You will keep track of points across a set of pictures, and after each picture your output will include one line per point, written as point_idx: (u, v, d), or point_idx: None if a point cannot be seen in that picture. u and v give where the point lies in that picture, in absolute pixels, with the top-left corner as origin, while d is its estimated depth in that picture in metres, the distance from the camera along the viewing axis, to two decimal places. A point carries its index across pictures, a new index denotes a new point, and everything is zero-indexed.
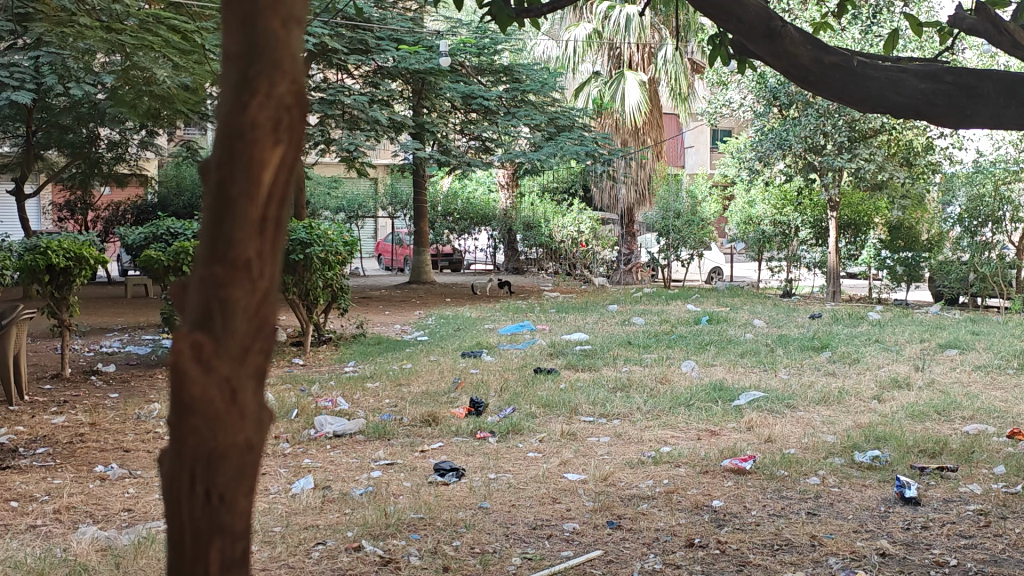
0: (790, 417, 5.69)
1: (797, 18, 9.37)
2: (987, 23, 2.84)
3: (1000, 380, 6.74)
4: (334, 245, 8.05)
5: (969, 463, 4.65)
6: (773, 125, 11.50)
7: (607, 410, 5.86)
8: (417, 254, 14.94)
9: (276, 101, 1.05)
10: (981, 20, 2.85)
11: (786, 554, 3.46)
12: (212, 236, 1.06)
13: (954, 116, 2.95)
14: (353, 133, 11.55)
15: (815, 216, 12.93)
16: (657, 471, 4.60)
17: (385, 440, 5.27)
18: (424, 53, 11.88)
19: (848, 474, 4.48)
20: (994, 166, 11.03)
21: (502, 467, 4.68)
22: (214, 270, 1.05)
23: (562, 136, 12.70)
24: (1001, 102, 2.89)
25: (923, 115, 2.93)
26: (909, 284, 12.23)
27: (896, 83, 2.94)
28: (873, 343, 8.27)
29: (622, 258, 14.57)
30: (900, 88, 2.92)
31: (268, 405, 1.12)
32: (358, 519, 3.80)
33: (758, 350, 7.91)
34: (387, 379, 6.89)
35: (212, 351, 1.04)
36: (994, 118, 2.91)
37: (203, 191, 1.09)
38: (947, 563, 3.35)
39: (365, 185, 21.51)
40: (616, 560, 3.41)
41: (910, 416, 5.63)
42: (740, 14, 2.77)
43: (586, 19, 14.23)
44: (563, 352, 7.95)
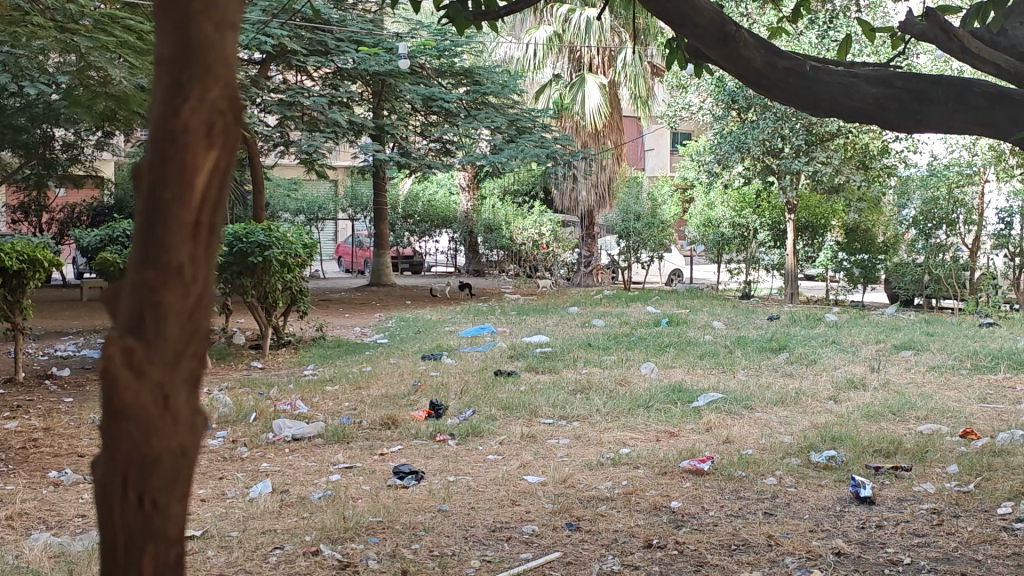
0: (747, 418, 5.75)
1: (754, 23, 9.48)
2: (938, 29, 2.84)
3: (953, 379, 6.84)
4: (294, 248, 8.02)
5: (923, 463, 4.70)
6: (731, 128, 11.61)
7: (566, 412, 5.88)
8: (377, 256, 14.92)
9: (209, 105, 1.04)
10: (930, 26, 2.85)
11: (743, 554, 3.49)
12: (143, 241, 1.05)
13: (906, 121, 2.95)
14: (312, 135, 11.49)
15: (772, 218, 13.07)
16: (615, 473, 4.62)
17: (344, 443, 5.25)
18: (383, 55, 11.83)
19: (804, 474, 4.53)
20: (948, 170, 11.02)
21: (461, 470, 4.68)
22: (146, 274, 1.04)
23: (523, 138, 12.72)
24: (951, 107, 2.89)
25: (875, 119, 2.94)
26: (866, 286, 12.41)
27: (848, 88, 2.95)
28: (829, 344, 8.39)
29: (583, 260, 14.85)
30: (852, 93, 2.93)
31: (202, 410, 1.11)
32: (316, 523, 3.78)
33: (717, 351, 7.98)
34: (347, 382, 6.87)
35: (144, 355, 1.03)
36: (946, 123, 2.92)
37: (135, 195, 1.07)
38: (901, 561, 3.39)
39: (326, 186, 21.45)
40: (575, 561, 3.42)
41: (866, 417, 5.70)
42: (695, 17, 2.78)
43: (546, 21, 14.27)
44: (524, 354, 7.98)
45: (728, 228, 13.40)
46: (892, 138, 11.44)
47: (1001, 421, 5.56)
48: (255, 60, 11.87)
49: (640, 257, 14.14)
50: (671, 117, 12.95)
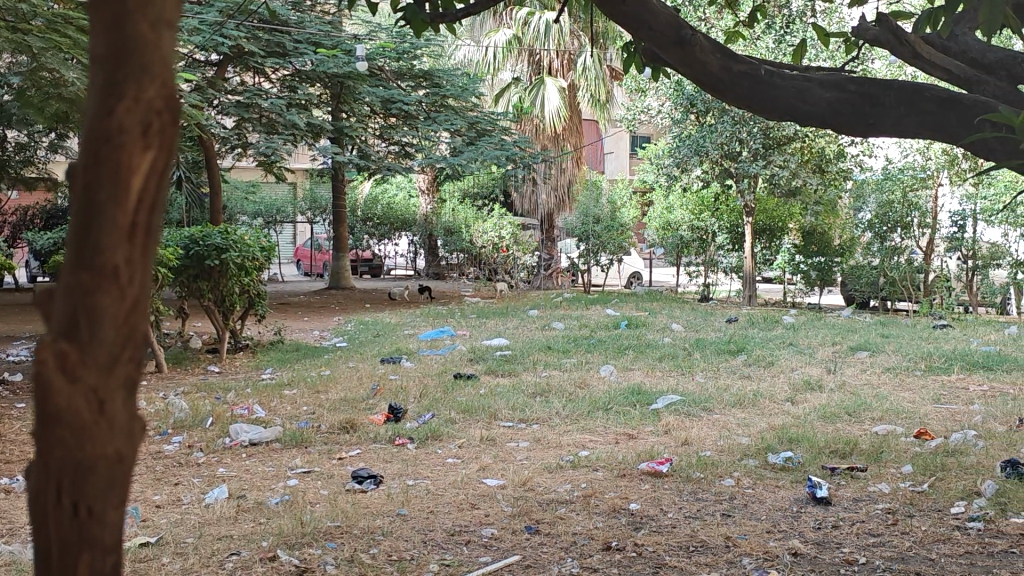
0: (706, 419, 5.79)
1: (712, 27, 9.56)
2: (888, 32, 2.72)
3: (909, 380, 6.93)
4: (251, 251, 7.97)
5: (878, 463, 4.75)
6: (689, 132, 11.69)
7: (526, 415, 5.88)
8: (336, 259, 14.84)
9: (145, 105, 0.97)
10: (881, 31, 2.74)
11: (701, 555, 3.50)
12: (76, 243, 0.99)
13: (860, 127, 2.78)
14: (270, 137, 11.41)
15: (730, 222, 13.21)
16: (574, 475, 4.62)
17: (302, 447, 5.22)
18: (342, 57, 11.77)
19: (762, 475, 4.56)
20: (903, 173, 11.29)
21: (420, 473, 4.67)
22: (80, 276, 0.98)
23: (482, 141, 12.71)
24: (901, 110, 2.70)
25: (829, 125, 2.79)
26: (822, 289, 12.56)
27: (803, 93, 2.82)
28: (787, 345, 8.48)
29: (543, 263, 14.88)
30: (806, 97, 2.80)
31: (141, 414, 1.06)
32: (273, 529, 3.75)
33: (675, 354, 8.02)
34: (306, 386, 6.82)
35: (77, 360, 0.99)
36: (900, 128, 2.74)
37: (68, 194, 1.01)
38: (856, 561, 3.41)
39: (284, 189, 21.33)
40: (534, 565, 3.42)
41: (822, 417, 5.76)
42: (650, 21, 2.73)
43: (505, 24, 14.28)
44: (483, 357, 7.97)
45: (687, 231, 13.56)
46: (847, 143, 11.49)
47: (954, 421, 5.64)
48: (212, 61, 11.77)
49: (599, 259, 14.21)
50: (630, 121, 13.00)
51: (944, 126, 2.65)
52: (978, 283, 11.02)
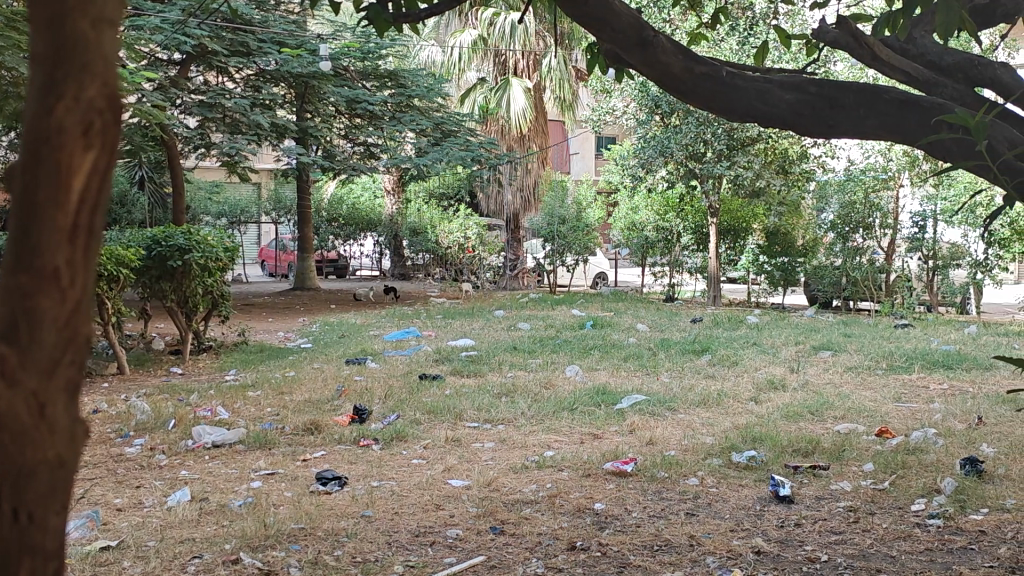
0: (671, 419, 5.81)
1: (676, 29, 9.62)
2: (848, 35, 2.58)
3: (870, 379, 7.00)
4: (214, 251, 7.90)
5: (840, 461, 4.80)
6: (654, 133, 11.73)
7: (491, 415, 5.88)
8: (301, 260, 14.76)
9: (85, 105, 0.94)
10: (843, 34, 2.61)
11: (665, 555, 3.51)
12: (13, 243, 0.95)
13: (819, 128, 2.64)
14: (234, 137, 11.32)
15: (696, 222, 13.29)
16: (540, 476, 4.62)
17: (267, 449, 5.18)
18: (306, 57, 11.71)
19: (726, 474, 4.59)
20: (864, 175, 11.43)
21: (385, 475, 4.65)
22: (18, 278, 0.95)
23: (448, 141, 12.69)
24: (861, 112, 2.56)
25: (788, 126, 2.64)
26: (786, 289, 12.66)
27: (763, 94, 2.65)
28: (751, 345, 8.52)
29: (509, 264, 14.79)
30: (767, 98, 2.63)
31: (81, 417, 1.02)
32: (236, 531, 3.72)
33: (641, 354, 8.04)
34: (270, 388, 6.77)
35: (16, 363, 0.95)
36: (859, 129, 2.61)
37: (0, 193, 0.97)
38: (818, 559, 3.44)
39: (249, 189, 21.20)
40: (499, 565, 3.42)
41: (785, 417, 5.80)
42: (615, 23, 2.52)
43: (471, 25, 14.27)
44: (449, 358, 7.95)
45: (652, 232, 13.60)
46: (810, 144, 11.58)
47: (915, 420, 5.70)
48: (175, 60, 11.69)
49: (565, 260, 14.24)
50: (596, 121, 13.03)
51: (905, 129, 2.55)
52: (938, 283, 11.20)
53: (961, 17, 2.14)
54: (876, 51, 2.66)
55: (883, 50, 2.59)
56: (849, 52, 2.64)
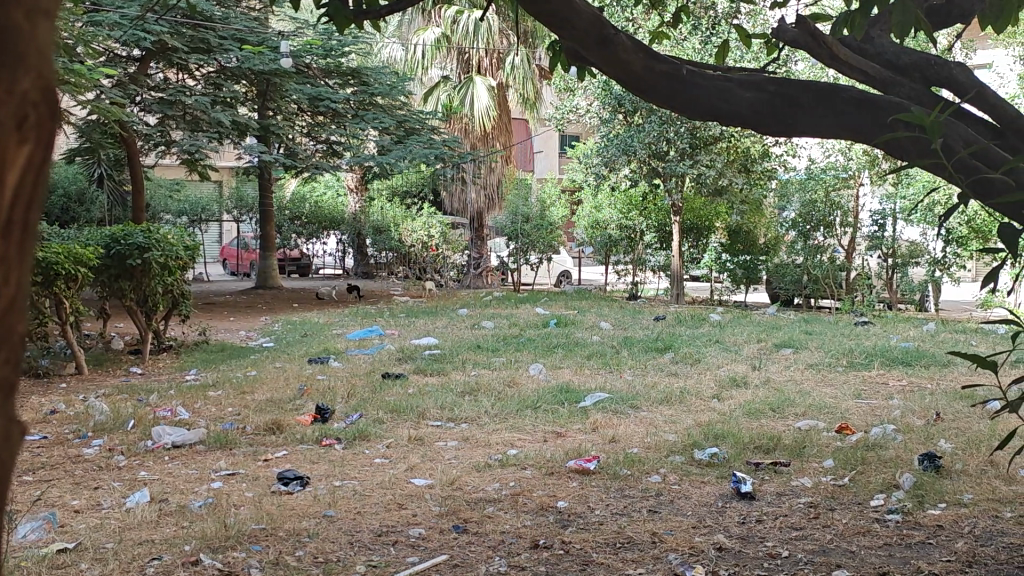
0: (634, 417, 5.82)
1: (639, 28, 9.65)
2: (807, 35, 2.46)
3: (831, 376, 7.07)
4: (174, 250, 7.81)
5: (801, 457, 4.83)
6: (617, 131, 11.76)
7: (455, 414, 5.86)
8: (263, 259, 14.65)
9: (20, 94, 0.77)
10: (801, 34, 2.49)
11: (628, 552, 3.52)
12: None
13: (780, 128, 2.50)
14: (195, 135, 11.20)
15: (659, 221, 13.36)
16: (503, 474, 4.61)
17: (228, 450, 5.13)
18: (268, 54, 11.63)
19: (688, 471, 4.61)
20: (825, 174, 11.60)
21: (347, 475, 4.62)
22: None
23: (411, 139, 12.66)
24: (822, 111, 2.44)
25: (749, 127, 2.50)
26: (748, 287, 12.74)
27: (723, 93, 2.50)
28: (714, 343, 8.55)
29: (473, 263, 14.91)
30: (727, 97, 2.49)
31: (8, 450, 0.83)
32: (196, 532, 3.68)
33: (604, 352, 8.05)
34: (231, 388, 6.71)
35: None
36: (817, 129, 2.46)
37: None
38: (779, 555, 3.46)
39: (210, 188, 21.01)
40: (462, 564, 3.41)
41: (748, 414, 5.82)
42: (573, 18, 2.40)
43: (434, 23, 14.24)
44: (412, 356, 7.92)
45: (616, 230, 13.63)
46: (771, 143, 11.66)
47: (874, 416, 5.75)
48: (135, 57, 11.56)
49: (529, 258, 14.25)
50: (559, 120, 13.04)
51: (857, 127, 2.38)
52: (897, 280, 11.31)
53: (917, 17, 2.12)
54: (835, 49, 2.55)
55: (842, 50, 2.48)
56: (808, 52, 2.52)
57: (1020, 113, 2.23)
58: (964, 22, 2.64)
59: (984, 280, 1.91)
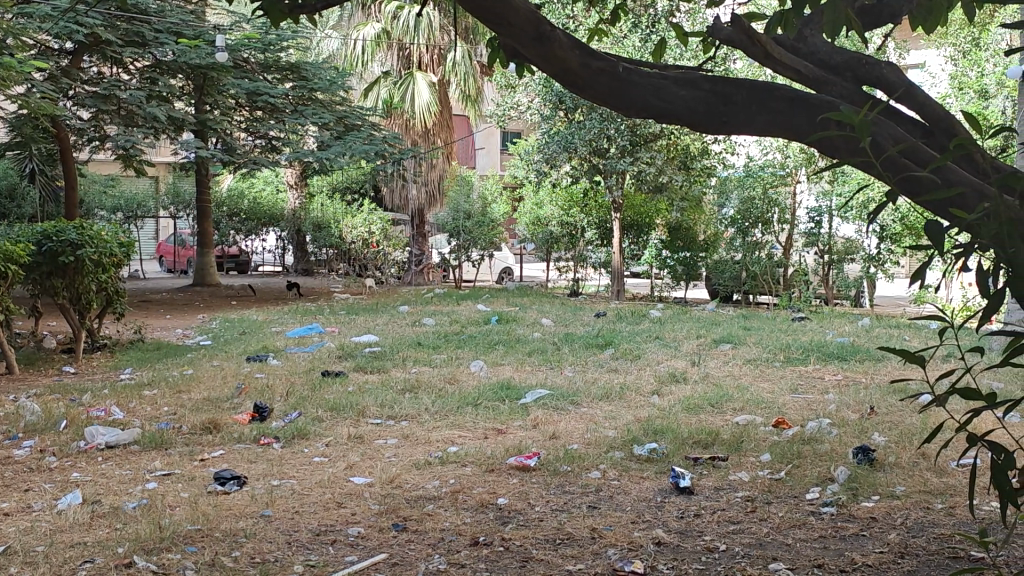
0: (573, 413, 5.84)
1: (580, 25, 9.66)
2: (741, 34, 2.29)
3: (768, 371, 7.15)
4: (108, 246, 7.66)
5: (738, 452, 4.87)
6: (558, 128, 11.76)
7: (394, 411, 5.84)
8: (201, 256, 14.47)
9: None
10: (735, 31, 2.32)
11: (567, 548, 3.52)
12: None
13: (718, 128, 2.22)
14: (129, 130, 10.99)
15: (600, 218, 13.44)
16: (442, 472, 4.59)
17: (162, 450, 5.05)
18: (204, 47, 11.42)
19: (627, 467, 4.63)
20: (763, 171, 11.68)
21: (285, 474, 4.57)
22: None
23: (351, 136, 12.55)
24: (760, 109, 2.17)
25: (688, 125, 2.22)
26: (688, 283, 12.87)
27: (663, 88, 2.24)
28: (652, 339, 8.63)
29: (414, 260, 14.72)
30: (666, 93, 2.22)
31: None
32: (130, 534, 3.61)
33: (545, 349, 8.06)
34: (166, 387, 6.60)
35: None
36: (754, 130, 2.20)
37: None
38: (717, 549, 3.49)
39: (145, 184, 20.66)
40: (401, 563, 3.38)
41: (686, 409, 5.87)
42: (508, 14, 2.13)
43: (373, 18, 14.15)
44: (352, 354, 7.87)
45: (557, 227, 13.66)
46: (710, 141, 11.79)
47: (810, 410, 5.83)
48: (67, 50, 11.36)
49: (470, 255, 14.27)
50: (500, 116, 13.02)
51: (792, 127, 2.11)
52: (833, 276, 11.73)
53: (847, 16, 2.11)
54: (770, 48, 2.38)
55: (775, 48, 2.34)
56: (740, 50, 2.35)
57: (949, 113, 2.23)
58: (893, 23, 2.64)
59: (912, 279, 1.92)
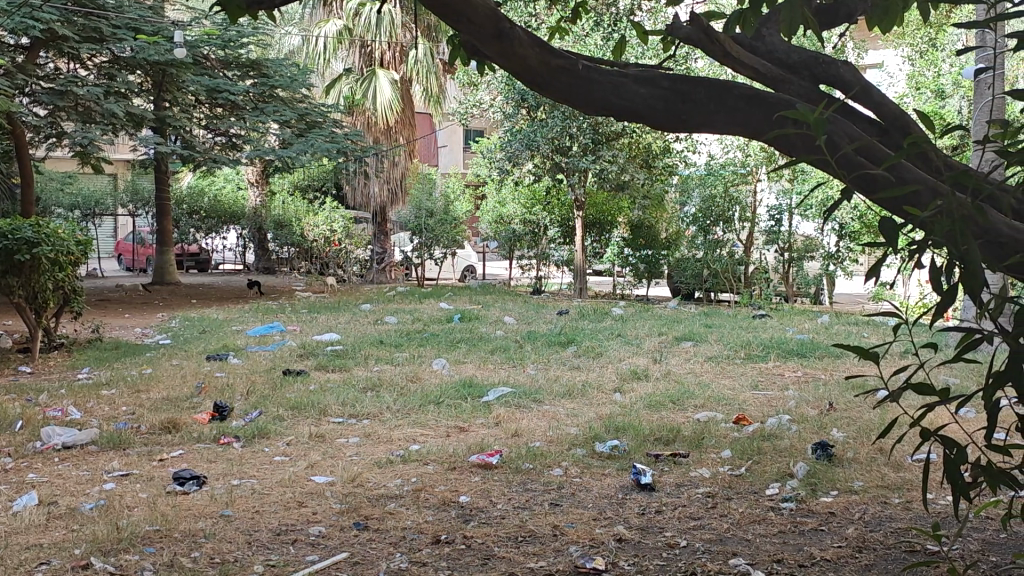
0: (537, 410, 5.86)
1: (542, 22, 9.65)
2: (701, 33, 2.29)
3: (730, 368, 7.21)
4: (65, 244, 7.57)
5: (699, 448, 4.90)
6: (521, 126, 11.77)
7: (357, 410, 5.81)
8: (160, 254, 14.33)
9: None
10: (695, 30, 2.31)
11: (530, 545, 3.52)
12: None
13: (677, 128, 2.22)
14: (87, 126, 10.91)
15: (562, 216, 13.48)
16: (404, 470, 4.58)
17: (121, 450, 5.00)
18: (163, 44, 11.29)
19: (590, 464, 4.63)
20: (724, 169, 11.75)
21: (246, 473, 4.53)
22: None
23: (313, 133, 12.49)
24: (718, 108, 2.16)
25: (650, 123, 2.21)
26: (650, 281, 12.94)
27: (623, 87, 2.22)
28: (616, 336, 8.67)
29: (377, 257, 14.78)
30: (626, 92, 2.21)
31: None
32: (87, 535, 3.57)
33: (508, 347, 8.07)
34: (125, 386, 6.53)
35: None
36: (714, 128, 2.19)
37: None
38: (678, 544, 3.50)
39: (103, 181, 20.44)
40: (363, 562, 3.37)
41: (648, 406, 5.89)
42: (468, 12, 2.11)
43: (335, 15, 14.05)
44: (313, 352, 7.82)
45: (520, 225, 13.68)
46: (673, 139, 11.94)
47: (771, 407, 5.87)
48: (23, 45, 11.23)
49: (433, 253, 14.24)
50: (463, 114, 13.00)
51: (749, 127, 2.11)
52: (793, 274, 11.75)
53: (805, 15, 2.12)
54: (730, 46, 2.37)
55: (734, 47, 2.34)
56: (700, 49, 2.34)
57: (906, 111, 2.25)
58: (849, 23, 2.66)
59: (868, 276, 1.93)
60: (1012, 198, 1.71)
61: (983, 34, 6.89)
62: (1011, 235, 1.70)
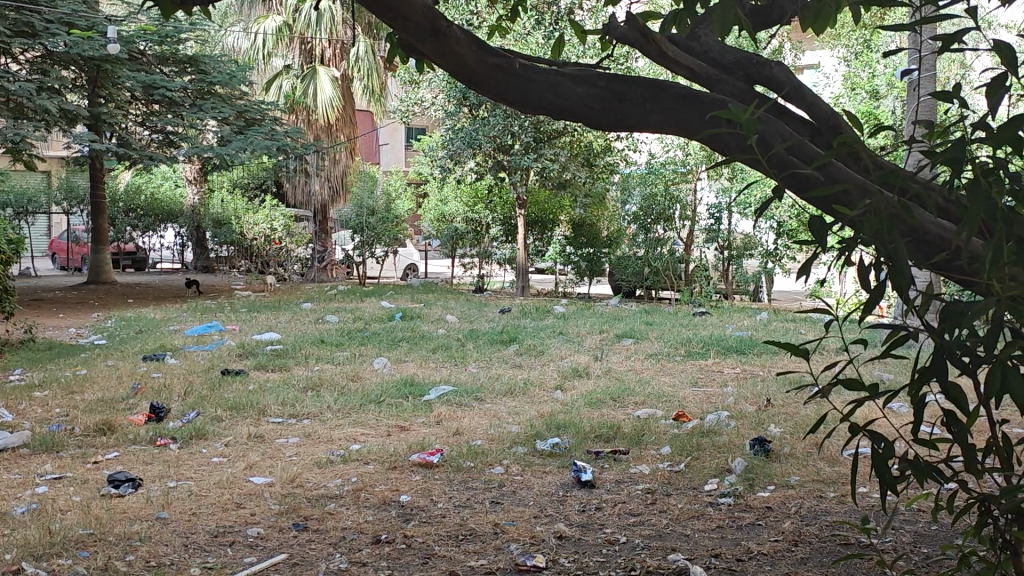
0: (477, 409, 5.85)
1: (483, 20, 9.65)
2: (637, 32, 2.27)
3: (668, 365, 7.27)
4: None
5: (638, 445, 4.93)
6: (462, 124, 11.75)
7: (296, 410, 5.77)
8: (95, 253, 14.07)
9: None
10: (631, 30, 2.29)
11: (470, 543, 3.53)
12: None
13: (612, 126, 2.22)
14: (18, 124, 10.66)
15: (503, 214, 13.50)
16: (344, 471, 4.55)
17: (53, 453, 4.90)
18: (97, 39, 11.10)
19: (530, 461, 4.65)
20: (664, 168, 11.87)
21: (182, 475, 4.47)
22: None
23: (251, 130, 12.37)
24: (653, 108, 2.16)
25: (584, 120, 2.21)
26: (592, 279, 13.01)
27: (557, 87, 2.22)
28: (556, 334, 8.68)
29: (317, 256, 14.81)
30: (560, 90, 2.21)
31: None
32: (18, 540, 3.49)
33: (449, 345, 8.05)
34: (58, 387, 6.41)
35: None
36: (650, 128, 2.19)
37: None
38: (617, 541, 3.53)
39: (36, 179, 19.97)
40: (301, 562, 3.34)
41: (588, 404, 5.92)
42: (405, 13, 2.08)
43: (274, 11, 13.90)
44: (252, 352, 7.73)
45: (462, 223, 13.67)
46: (613, 138, 12.04)
47: (709, 403, 5.93)
48: None
49: (374, 251, 14.16)
50: (404, 112, 12.97)
51: (684, 127, 2.10)
52: (732, 271, 11.90)
53: (739, 16, 2.12)
54: (665, 45, 2.36)
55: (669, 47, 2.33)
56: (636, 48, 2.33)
57: (834, 111, 2.27)
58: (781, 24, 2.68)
59: (800, 275, 1.95)
60: (939, 198, 1.74)
61: (914, 36, 7.04)
62: (938, 234, 1.74)
